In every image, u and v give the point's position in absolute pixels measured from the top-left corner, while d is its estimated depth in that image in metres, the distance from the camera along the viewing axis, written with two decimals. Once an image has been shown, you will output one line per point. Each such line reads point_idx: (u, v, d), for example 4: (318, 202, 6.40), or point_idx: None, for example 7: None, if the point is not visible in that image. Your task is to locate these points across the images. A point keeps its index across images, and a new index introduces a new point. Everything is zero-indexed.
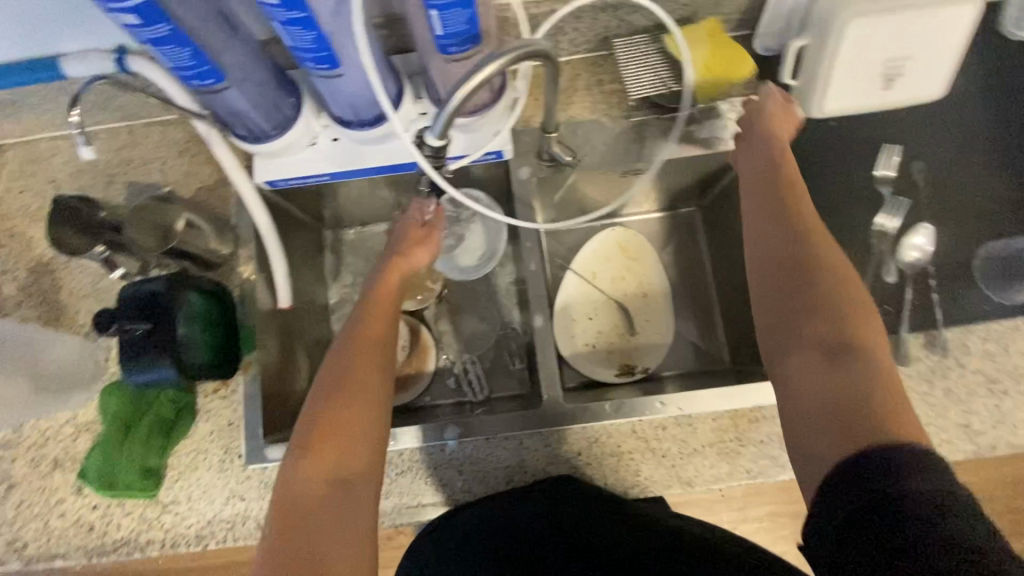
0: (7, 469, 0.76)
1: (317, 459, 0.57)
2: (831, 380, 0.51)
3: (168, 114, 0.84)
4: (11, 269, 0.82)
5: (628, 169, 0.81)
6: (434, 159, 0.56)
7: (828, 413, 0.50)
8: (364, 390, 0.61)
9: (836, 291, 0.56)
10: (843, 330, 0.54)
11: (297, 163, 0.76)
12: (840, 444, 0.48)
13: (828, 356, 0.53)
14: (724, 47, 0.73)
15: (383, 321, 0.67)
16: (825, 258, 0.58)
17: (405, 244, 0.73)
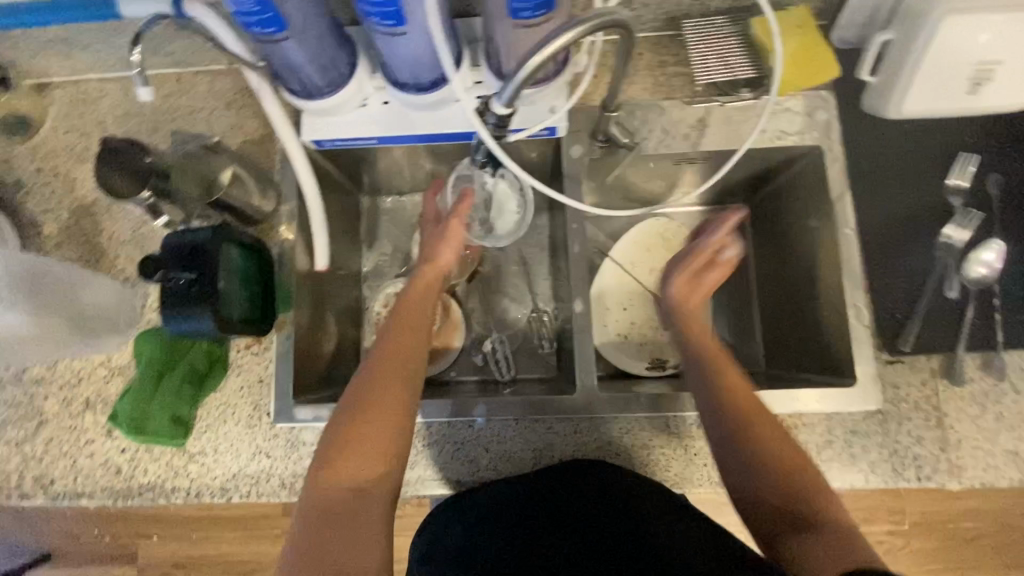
0: (39, 405, 0.77)
1: (337, 469, 0.59)
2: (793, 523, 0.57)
3: (219, 64, 0.83)
4: (53, 208, 0.82)
5: (684, 157, 0.78)
6: (496, 128, 0.55)
7: (818, 550, 0.54)
8: (388, 400, 0.62)
9: (767, 438, 0.61)
10: (788, 470, 0.60)
11: (347, 123, 0.74)
12: (827, 557, 0.53)
13: (785, 496, 0.59)
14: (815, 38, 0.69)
15: (412, 332, 0.68)
16: (753, 402, 0.63)
17: (433, 241, 0.76)
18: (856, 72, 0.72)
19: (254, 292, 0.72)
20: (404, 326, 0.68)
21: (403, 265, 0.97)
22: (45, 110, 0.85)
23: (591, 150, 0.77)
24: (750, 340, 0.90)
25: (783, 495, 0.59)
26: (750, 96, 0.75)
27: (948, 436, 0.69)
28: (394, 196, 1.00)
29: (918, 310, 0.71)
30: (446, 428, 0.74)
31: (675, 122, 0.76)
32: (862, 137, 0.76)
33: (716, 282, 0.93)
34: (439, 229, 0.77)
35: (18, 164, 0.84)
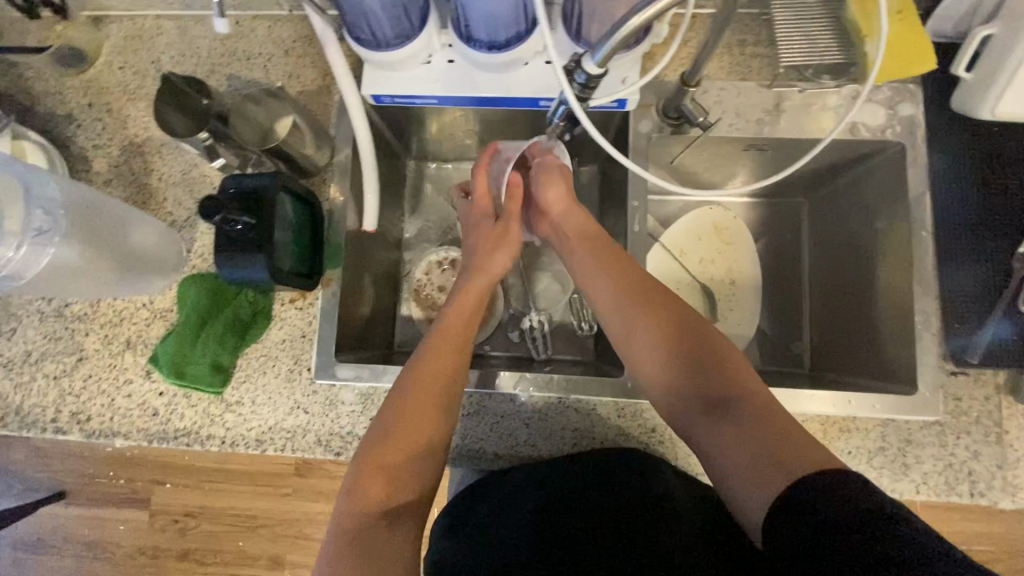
0: (79, 341, 0.76)
1: (366, 490, 0.55)
2: (716, 419, 0.52)
3: (280, 9, 0.80)
4: (104, 144, 0.81)
5: (755, 142, 0.74)
6: (583, 89, 0.52)
7: (741, 446, 0.49)
8: (422, 421, 0.59)
9: (670, 333, 0.58)
10: (696, 369, 0.56)
11: (409, 80, 0.72)
12: (768, 477, 0.46)
13: (709, 395, 0.54)
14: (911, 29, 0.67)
15: (453, 352, 0.65)
16: (653, 301, 0.60)
17: (488, 247, 0.73)
18: (951, 67, 0.69)
19: (303, 245, 0.71)
20: (445, 344, 0.65)
21: (446, 233, 0.95)
22: (100, 44, 0.83)
23: (659, 128, 0.74)
24: (797, 340, 0.87)
25: (701, 396, 0.54)
26: (831, 84, 0.71)
27: (1007, 454, 0.66)
28: (441, 163, 0.97)
29: (990, 320, 0.68)
30: (487, 400, 0.72)
31: (750, 104, 0.73)
32: (945, 138, 0.73)
33: (765, 276, 0.90)
34: (493, 234, 0.74)
35: (71, 96, 0.82)
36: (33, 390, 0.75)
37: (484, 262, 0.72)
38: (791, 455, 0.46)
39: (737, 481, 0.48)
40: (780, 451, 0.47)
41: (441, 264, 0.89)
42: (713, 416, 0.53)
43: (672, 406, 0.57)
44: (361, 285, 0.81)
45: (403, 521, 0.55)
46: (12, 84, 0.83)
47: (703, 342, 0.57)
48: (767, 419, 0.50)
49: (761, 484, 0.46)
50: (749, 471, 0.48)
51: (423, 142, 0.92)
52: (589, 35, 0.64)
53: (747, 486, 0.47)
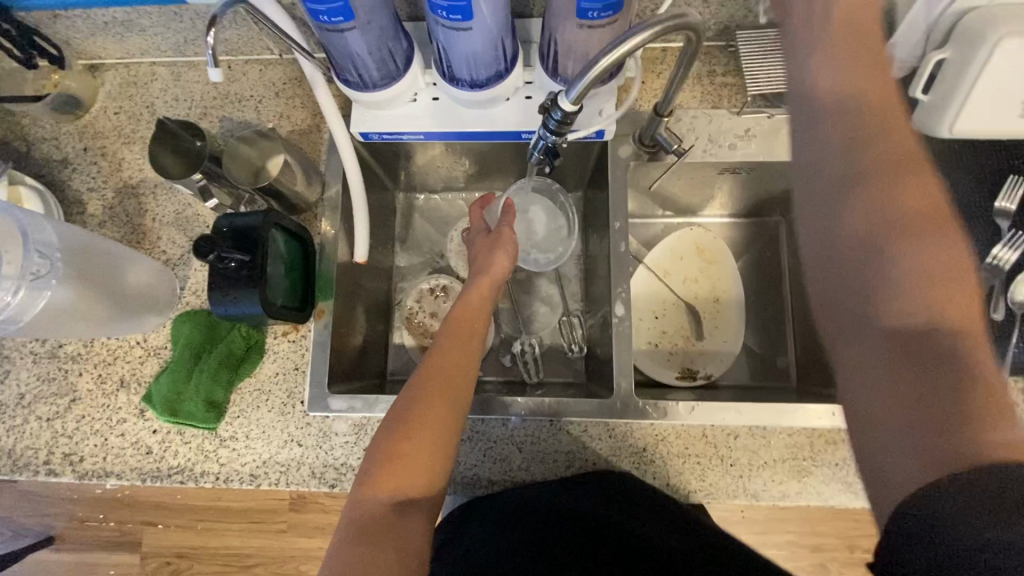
0: (72, 383, 0.76)
1: (382, 481, 0.56)
2: (902, 396, 0.45)
3: (270, 53, 0.83)
4: (99, 188, 0.83)
5: (729, 165, 0.78)
6: (559, 126, 0.55)
7: (893, 387, 0.45)
8: (439, 420, 0.60)
9: (886, 262, 0.48)
10: (917, 306, 0.46)
11: (396, 117, 0.74)
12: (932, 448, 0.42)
13: (915, 354, 0.45)
14: None
15: (462, 348, 0.66)
16: (923, 231, 0.48)
17: (485, 252, 0.76)
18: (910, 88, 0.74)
19: (296, 278, 0.73)
20: (457, 344, 0.66)
21: (436, 262, 0.97)
22: (97, 91, 0.86)
23: (637, 155, 0.78)
24: (783, 355, 0.89)
25: (893, 330, 0.46)
26: None
27: None
28: (429, 193, 1.00)
29: None
30: (480, 425, 0.73)
31: (722, 130, 0.76)
32: None
33: (749, 293, 0.93)
34: (490, 239, 0.77)
35: (67, 142, 0.85)
36: (26, 432, 0.75)
37: (486, 263, 0.75)
38: (976, 423, 0.41)
39: (877, 449, 0.46)
40: (956, 427, 0.42)
41: (432, 292, 0.91)
42: (902, 354, 0.46)
43: (867, 334, 0.48)
44: (354, 315, 0.83)
45: (414, 515, 0.56)
46: (9, 132, 0.85)
47: (952, 309, 0.46)
48: (983, 403, 0.42)
49: (914, 468, 0.43)
50: (893, 446, 0.44)
51: (410, 175, 0.95)
52: (565, 72, 0.68)
53: (894, 458, 0.44)
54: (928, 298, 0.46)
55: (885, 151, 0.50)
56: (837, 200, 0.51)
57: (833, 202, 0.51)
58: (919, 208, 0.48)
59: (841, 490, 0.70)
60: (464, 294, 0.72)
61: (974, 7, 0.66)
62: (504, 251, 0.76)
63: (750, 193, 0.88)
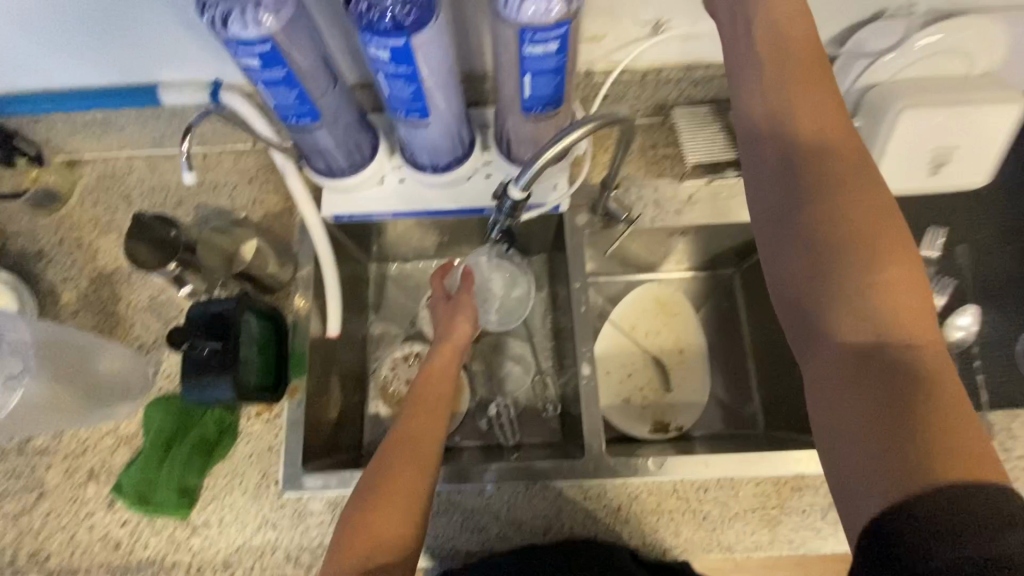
0: (40, 476, 0.75)
1: (348, 553, 0.56)
2: (867, 413, 0.42)
3: (244, 143, 0.88)
4: (75, 277, 0.85)
5: (677, 228, 0.84)
6: (511, 210, 0.60)
7: (864, 406, 0.43)
8: (408, 485, 0.60)
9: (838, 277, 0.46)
10: (874, 324, 0.44)
11: (364, 200, 0.79)
12: (887, 472, 0.40)
13: (877, 371, 0.43)
14: None
15: (430, 415, 0.67)
16: (886, 243, 0.46)
17: (447, 319, 0.77)
18: None
19: (269, 358, 0.75)
20: (426, 409, 0.68)
21: (409, 329, 0.99)
22: (74, 184, 0.90)
23: (591, 223, 0.84)
24: (749, 403, 0.93)
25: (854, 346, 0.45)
26: (734, 175, 0.82)
27: None
28: (401, 263, 1.03)
29: None
30: (456, 494, 0.74)
31: (668, 198, 0.83)
32: None
33: (711, 342, 0.97)
34: (450, 305, 0.78)
35: (42, 234, 0.87)
36: None
37: (447, 330, 0.76)
38: (944, 447, 0.39)
39: (849, 472, 0.43)
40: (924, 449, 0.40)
41: (406, 359, 0.93)
42: (872, 370, 0.43)
43: (827, 349, 0.46)
44: (328, 389, 0.84)
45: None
46: None
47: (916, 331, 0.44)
48: (934, 422, 0.40)
49: (877, 490, 0.41)
50: (857, 466, 0.42)
51: (382, 247, 0.99)
52: (518, 155, 0.74)
53: (863, 482, 0.42)
54: (886, 313, 0.44)
55: (840, 175, 0.49)
56: (788, 227, 0.50)
57: (786, 223, 0.50)
58: (876, 223, 0.47)
59: (811, 536, 0.71)
60: (431, 360, 0.74)
61: (878, 83, 0.75)
62: (465, 316, 0.78)
63: (702, 249, 0.94)
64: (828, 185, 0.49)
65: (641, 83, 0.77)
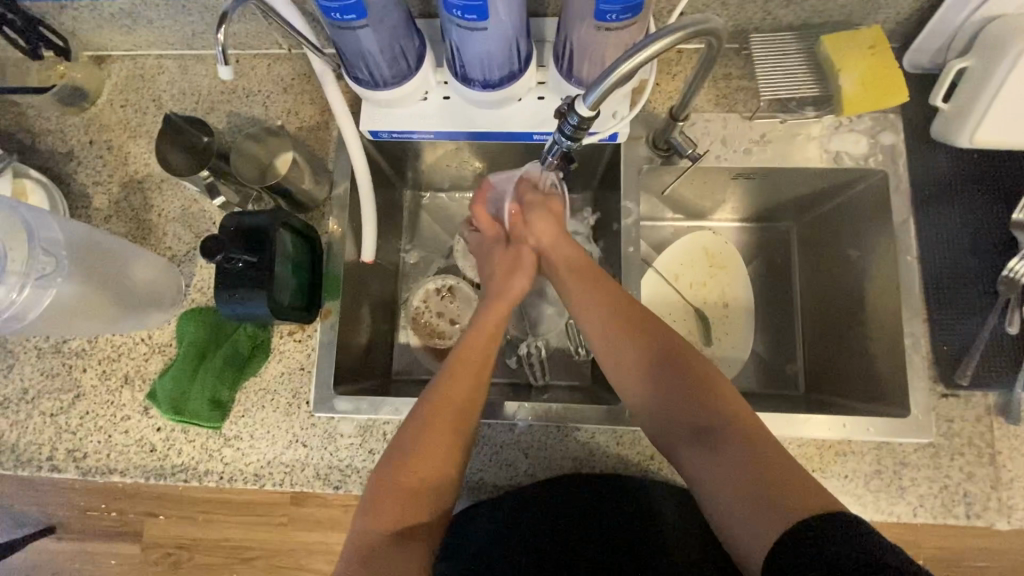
0: (77, 378, 0.76)
1: (381, 514, 0.56)
2: (707, 439, 0.55)
3: (279, 48, 0.82)
4: (105, 181, 0.82)
5: (743, 170, 0.77)
6: (575, 131, 0.53)
7: (728, 473, 0.52)
8: (439, 453, 0.59)
9: (681, 367, 0.60)
10: (708, 405, 0.57)
11: (407, 116, 0.73)
12: (758, 506, 0.49)
13: (704, 444, 0.55)
14: (876, 69, 0.68)
15: (471, 376, 0.64)
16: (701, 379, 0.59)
17: (505, 270, 0.74)
18: (930, 98, 0.72)
19: (303, 278, 0.72)
20: (462, 375, 0.63)
21: (442, 261, 0.95)
22: (103, 83, 0.85)
23: (650, 159, 0.77)
24: (791, 362, 0.88)
25: (695, 409, 0.57)
26: (814, 114, 0.75)
27: (1001, 474, 0.67)
28: (436, 191, 0.98)
29: (980, 341, 0.69)
30: (485, 428, 0.72)
31: (737, 135, 0.75)
32: (929, 164, 0.75)
33: (758, 297, 0.92)
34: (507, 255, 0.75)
35: (72, 135, 0.84)
36: (30, 427, 0.75)
37: (505, 286, 0.73)
38: (783, 484, 0.50)
39: (732, 527, 0.50)
40: (778, 493, 0.49)
41: (438, 292, 0.89)
42: (698, 440, 0.56)
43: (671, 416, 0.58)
44: (360, 315, 0.81)
45: (413, 543, 0.55)
46: (14, 123, 0.84)
47: (727, 401, 0.57)
48: (765, 468, 0.51)
49: (751, 512, 0.49)
50: (729, 488, 0.51)
51: (418, 173, 0.93)
52: (579, 73, 0.67)
53: (743, 514, 0.50)
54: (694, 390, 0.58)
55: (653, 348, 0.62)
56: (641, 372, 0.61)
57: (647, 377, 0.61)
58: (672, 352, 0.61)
59: (852, 503, 0.68)
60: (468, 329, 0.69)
61: (1002, 15, 0.65)
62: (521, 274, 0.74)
63: (762, 197, 0.87)
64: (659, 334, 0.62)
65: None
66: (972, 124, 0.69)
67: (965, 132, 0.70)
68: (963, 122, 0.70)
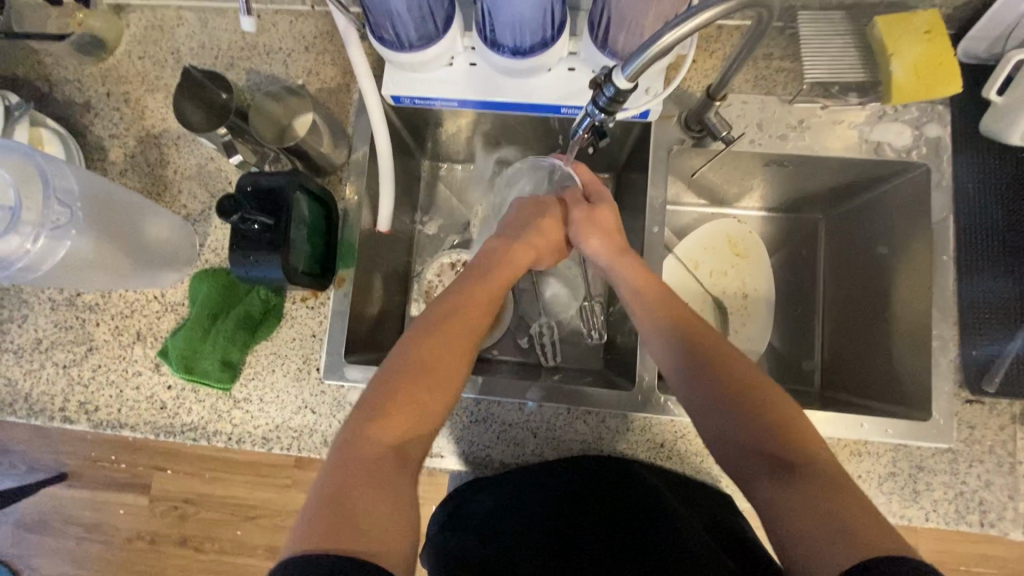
0: (90, 332, 0.76)
1: (381, 423, 0.52)
2: (768, 458, 0.50)
3: (303, 4, 0.79)
4: (122, 135, 0.81)
5: (776, 157, 0.74)
6: (610, 103, 0.51)
7: (802, 495, 0.46)
8: (446, 369, 0.56)
9: (747, 383, 0.55)
10: (776, 426, 0.52)
11: (431, 82, 0.70)
12: (833, 533, 0.43)
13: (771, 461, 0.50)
14: (930, 55, 0.65)
15: (476, 307, 0.62)
16: (774, 401, 0.54)
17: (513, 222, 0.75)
18: (982, 92, 0.68)
19: (317, 244, 0.71)
20: (473, 306, 0.62)
21: (458, 235, 0.94)
22: (122, 33, 0.83)
23: (681, 140, 0.74)
24: (809, 358, 0.86)
25: (764, 429, 0.52)
26: (857, 101, 0.71)
27: (1019, 485, 0.65)
28: (454, 163, 0.96)
29: (1010, 350, 0.67)
30: (495, 407, 0.72)
31: (773, 119, 0.72)
32: (973, 161, 0.72)
33: (779, 290, 0.89)
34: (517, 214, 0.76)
35: (89, 85, 0.82)
36: (43, 377, 0.75)
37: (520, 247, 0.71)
38: (863, 516, 0.44)
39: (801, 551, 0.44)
40: (857, 520, 0.43)
41: (453, 266, 0.87)
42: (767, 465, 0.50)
43: (734, 431, 0.53)
44: (372, 285, 0.80)
45: (405, 467, 0.51)
46: (31, 70, 0.82)
47: (801, 429, 0.52)
48: (843, 494, 0.46)
49: (823, 537, 0.43)
50: (797, 508, 0.46)
51: (437, 143, 0.91)
52: (615, 45, 0.64)
53: (817, 543, 0.43)
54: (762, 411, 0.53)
55: (722, 356, 0.58)
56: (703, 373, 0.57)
57: (712, 386, 0.56)
58: (742, 369, 0.56)
59: None
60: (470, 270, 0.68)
61: None
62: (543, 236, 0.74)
63: (793, 187, 0.83)
64: (720, 347, 0.59)
65: None
66: None
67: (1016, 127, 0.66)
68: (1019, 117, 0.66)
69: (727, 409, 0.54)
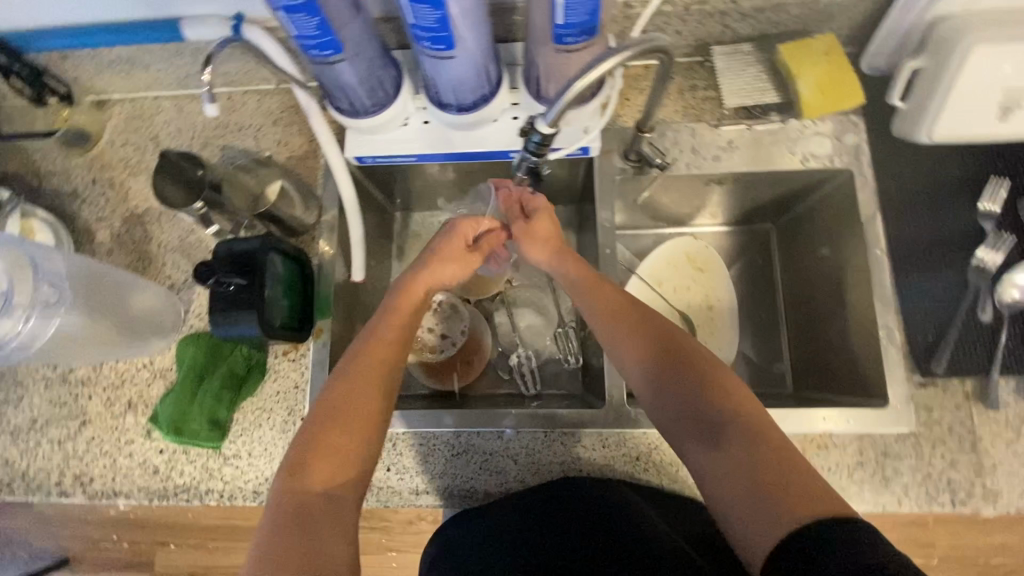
0: (83, 406, 0.79)
1: (311, 470, 0.54)
2: (705, 428, 0.55)
3: (268, 83, 0.87)
4: (108, 217, 0.86)
5: (711, 176, 0.80)
6: (538, 147, 0.57)
7: (733, 467, 0.51)
8: (368, 401, 0.59)
9: (683, 359, 0.59)
10: (710, 397, 0.56)
11: (389, 142, 0.76)
12: (769, 504, 0.48)
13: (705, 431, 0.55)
14: (831, 73, 0.72)
15: (397, 334, 0.64)
16: (707, 373, 0.58)
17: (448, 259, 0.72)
18: (887, 98, 0.74)
19: (294, 299, 0.75)
20: (388, 335, 0.63)
21: None
22: (104, 125, 0.90)
23: (623, 169, 0.80)
24: (779, 361, 0.89)
25: (699, 402, 0.56)
26: (778, 119, 0.77)
27: (982, 461, 0.68)
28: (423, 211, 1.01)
29: (951, 334, 0.71)
30: (475, 437, 0.74)
31: (704, 142, 0.78)
32: (891, 162, 0.78)
33: (741, 299, 0.93)
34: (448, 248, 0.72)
35: (76, 174, 0.88)
36: (39, 455, 0.78)
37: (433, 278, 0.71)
38: (790, 483, 0.49)
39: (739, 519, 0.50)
40: (778, 486, 0.49)
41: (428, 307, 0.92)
42: (699, 432, 0.55)
43: (672, 406, 0.58)
44: (351, 333, 0.84)
45: (342, 504, 0.54)
46: (22, 166, 0.89)
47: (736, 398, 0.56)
48: (771, 460, 0.51)
49: (756, 508, 0.49)
50: (730, 481, 0.51)
51: (404, 194, 0.97)
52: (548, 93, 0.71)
53: (747, 513, 0.49)
54: (697, 385, 0.57)
55: (658, 333, 0.62)
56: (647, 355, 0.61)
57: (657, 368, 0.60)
58: (675, 345, 0.60)
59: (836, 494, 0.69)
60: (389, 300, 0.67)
61: (945, 17, 0.67)
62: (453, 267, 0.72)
63: (738, 202, 0.89)
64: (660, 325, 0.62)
65: (683, 15, 0.72)
66: (927, 121, 0.72)
67: (920, 126, 0.73)
68: (920, 118, 0.72)
69: (661, 384, 0.59)
